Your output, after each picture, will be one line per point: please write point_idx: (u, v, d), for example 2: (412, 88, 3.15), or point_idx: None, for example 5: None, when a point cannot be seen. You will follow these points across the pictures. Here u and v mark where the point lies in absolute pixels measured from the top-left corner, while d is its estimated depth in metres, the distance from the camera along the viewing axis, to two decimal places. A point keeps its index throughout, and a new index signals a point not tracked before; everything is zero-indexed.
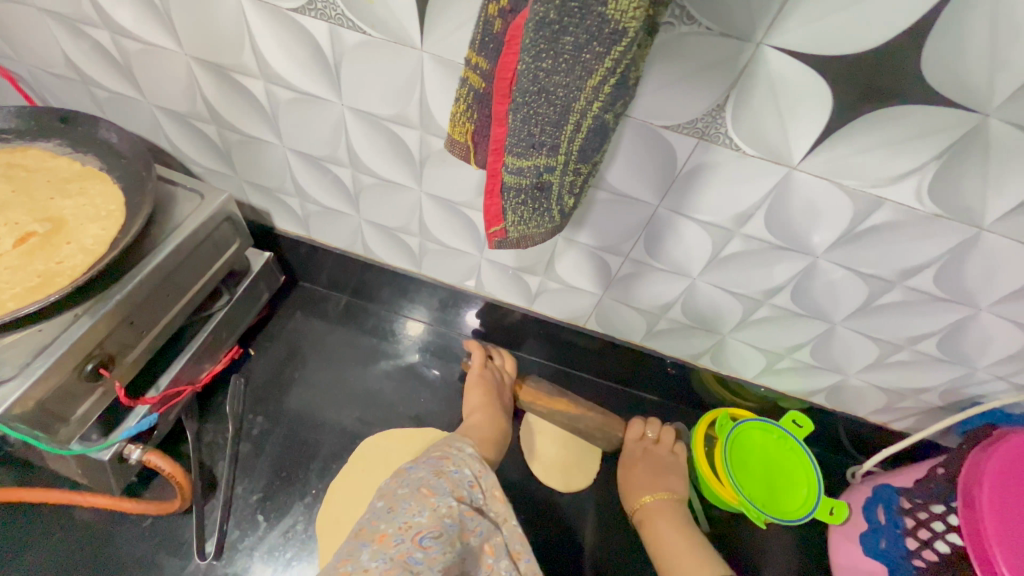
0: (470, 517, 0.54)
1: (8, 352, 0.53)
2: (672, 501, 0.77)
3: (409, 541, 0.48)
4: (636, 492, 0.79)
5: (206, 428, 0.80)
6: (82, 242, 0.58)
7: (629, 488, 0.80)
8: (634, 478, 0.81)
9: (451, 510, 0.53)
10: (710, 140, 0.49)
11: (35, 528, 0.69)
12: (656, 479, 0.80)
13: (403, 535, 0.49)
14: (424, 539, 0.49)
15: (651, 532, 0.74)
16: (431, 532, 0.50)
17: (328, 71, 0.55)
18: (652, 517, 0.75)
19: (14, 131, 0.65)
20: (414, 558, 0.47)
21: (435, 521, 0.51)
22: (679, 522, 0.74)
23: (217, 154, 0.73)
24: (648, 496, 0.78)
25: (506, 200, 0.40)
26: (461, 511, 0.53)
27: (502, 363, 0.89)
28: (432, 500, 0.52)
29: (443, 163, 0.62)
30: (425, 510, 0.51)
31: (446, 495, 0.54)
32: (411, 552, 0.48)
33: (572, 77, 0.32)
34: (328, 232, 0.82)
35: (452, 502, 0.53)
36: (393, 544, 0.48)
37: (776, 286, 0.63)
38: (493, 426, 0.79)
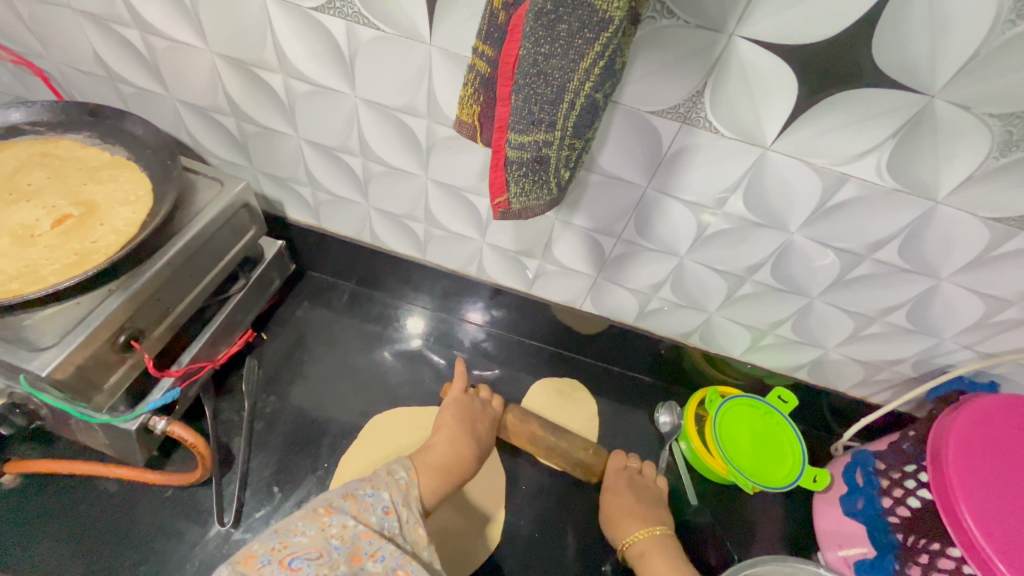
0: (366, 541, 0.54)
1: (48, 323, 0.57)
2: (660, 536, 0.76)
3: (277, 563, 0.49)
4: (625, 524, 0.78)
5: (222, 406, 0.84)
6: (114, 223, 0.62)
7: (616, 518, 0.79)
8: (620, 509, 0.80)
9: (343, 532, 0.54)
10: (692, 124, 0.54)
11: (62, 499, 0.73)
12: (640, 510, 0.79)
13: (273, 556, 0.50)
14: (295, 562, 0.50)
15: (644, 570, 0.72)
16: (306, 554, 0.51)
17: (342, 64, 0.60)
18: (642, 552, 0.74)
19: (46, 123, 0.70)
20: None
21: (317, 543, 0.52)
22: (672, 557, 0.73)
23: (234, 146, 0.78)
24: (638, 532, 0.76)
25: (509, 173, 0.45)
26: (355, 534, 0.54)
27: (490, 399, 0.87)
28: (323, 521, 0.55)
29: (447, 150, 0.67)
30: (313, 530, 0.54)
31: (343, 516, 0.57)
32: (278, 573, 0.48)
33: (567, 60, 0.37)
34: (338, 221, 0.87)
35: (348, 524, 0.55)
36: (256, 566, 0.49)
37: (757, 263, 0.68)
38: (458, 458, 0.77)
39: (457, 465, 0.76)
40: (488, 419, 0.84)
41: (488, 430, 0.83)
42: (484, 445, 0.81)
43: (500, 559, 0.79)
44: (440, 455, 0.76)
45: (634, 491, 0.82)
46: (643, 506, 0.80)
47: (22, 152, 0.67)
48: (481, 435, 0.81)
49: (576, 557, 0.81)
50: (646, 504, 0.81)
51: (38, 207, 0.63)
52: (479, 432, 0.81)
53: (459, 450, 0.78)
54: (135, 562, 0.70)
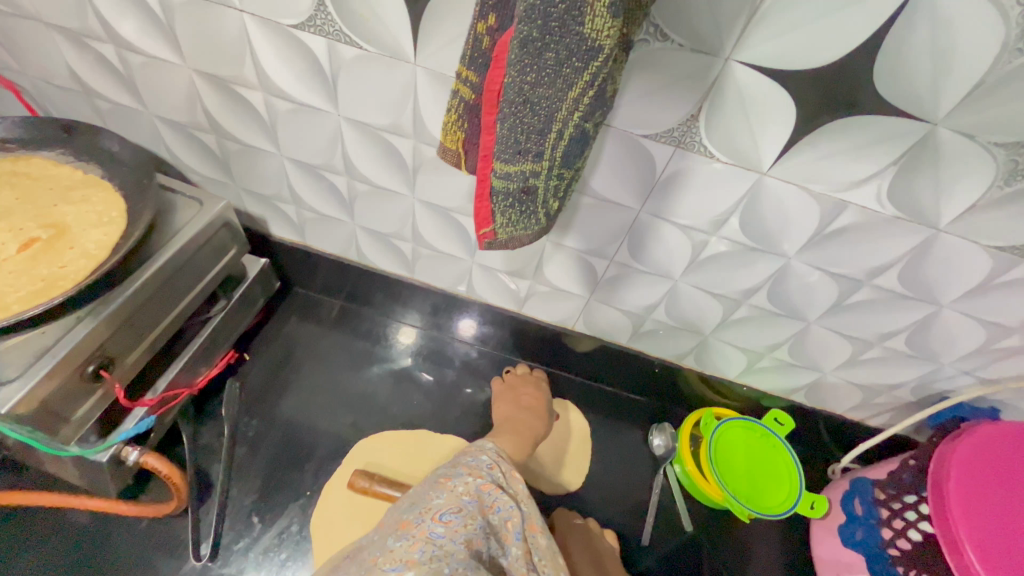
0: (487, 492, 0.54)
1: (12, 353, 0.54)
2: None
3: (430, 520, 0.50)
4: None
5: (202, 431, 0.81)
6: (85, 247, 0.59)
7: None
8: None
9: (467, 488, 0.54)
10: (686, 148, 0.53)
11: (30, 531, 0.70)
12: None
13: (423, 517, 0.50)
14: (444, 517, 0.50)
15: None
16: (450, 509, 0.51)
17: (325, 82, 0.58)
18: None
19: (16, 139, 0.67)
20: (435, 533, 0.48)
21: (453, 501, 0.52)
22: None
23: (215, 163, 0.75)
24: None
25: (495, 203, 0.43)
26: (478, 487, 0.54)
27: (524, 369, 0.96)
28: (449, 484, 0.54)
29: (435, 170, 0.64)
30: (444, 493, 0.53)
31: (462, 476, 0.56)
32: (432, 529, 0.49)
33: (554, 89, 0.35)
34: (324, 238, 0.84)
35: (468, 481, 0.55)
36: (414, 526, 0.50)
37: (753, 286, 0.66)
38: (532, 426, 0.83)
39: (530, 427, 0.83)
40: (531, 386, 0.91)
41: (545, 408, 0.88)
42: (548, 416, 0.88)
43: None
44: (514, 425, 0.83)
45: (581, 551, 0.74)
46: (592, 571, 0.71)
47: None
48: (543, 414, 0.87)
49: None
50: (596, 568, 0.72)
51: (5, 229, 0.60)
52: (532, 402, 0.88)
53: (530, 419, 0.85)
54: None
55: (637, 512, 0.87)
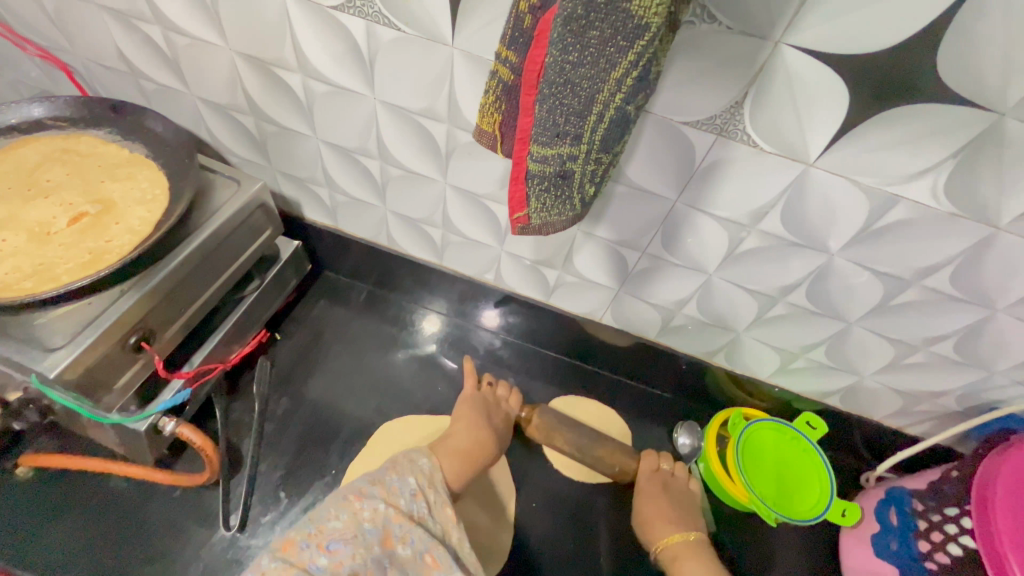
0: (399, 524, 0.52)
1: (60, 322, 0.57)
2: (697, 539, 0.75)
3: (316, 548, 0.48)
4: (660, 526, 0.76)
5: (234, 406, 0.83)
6: (130, 222, 0.62)
7: (649, 523, 0.77)
8: (652, 514, 0.78)
9: (374, 516, 0.52)
10: (728, 136, 0.51)
11: (74, 494, 0.73)
12: (671, 520, 0.77)
13: (311, 542, 0.49)
14: (332, 545, 0.48)
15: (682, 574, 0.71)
16: (341, 537, 0.49)
17: (361, 65, 0.58)
18: (678, 557, 0.73)
19: (68, 118, 0.69)
20: (314, 566, 0.47)
21: (351, 526, 0.51)
22: (702, 558, 0.73)
23: (253, 145, 0.77)
24: (676, 533, 0.75)
25: (530, 187, 0.42)
26: (386, 517, 0.52)
27: (507, 397, 0.88)
28: (355, 505, 0.53)
29: (467, 156, 0.64)
30: (345, 515, 0.52)
31: (374, 499, 0.54)
32: (314, 559, 0.47)
33: (596, 69, 0.34)
34: (355, 222, 0.85)
35: (379, 508, 0.53)
36: (296, 552, 0.48)
37: (791, 283, 0.64)
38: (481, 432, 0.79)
39: (478, 437, 0.78)
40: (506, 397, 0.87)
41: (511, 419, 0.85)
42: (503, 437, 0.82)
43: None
44: (456, 431, 0.79)
45: (666, 496, 0.80)
46: (675, 512, 0.78)
47: (44, 147, 0.67)
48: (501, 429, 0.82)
49: None
50: (681, 509, 0.79)
51: (56, 203, 0.62)
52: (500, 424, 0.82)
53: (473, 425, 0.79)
54: (141, 562, 0.70)
55: None
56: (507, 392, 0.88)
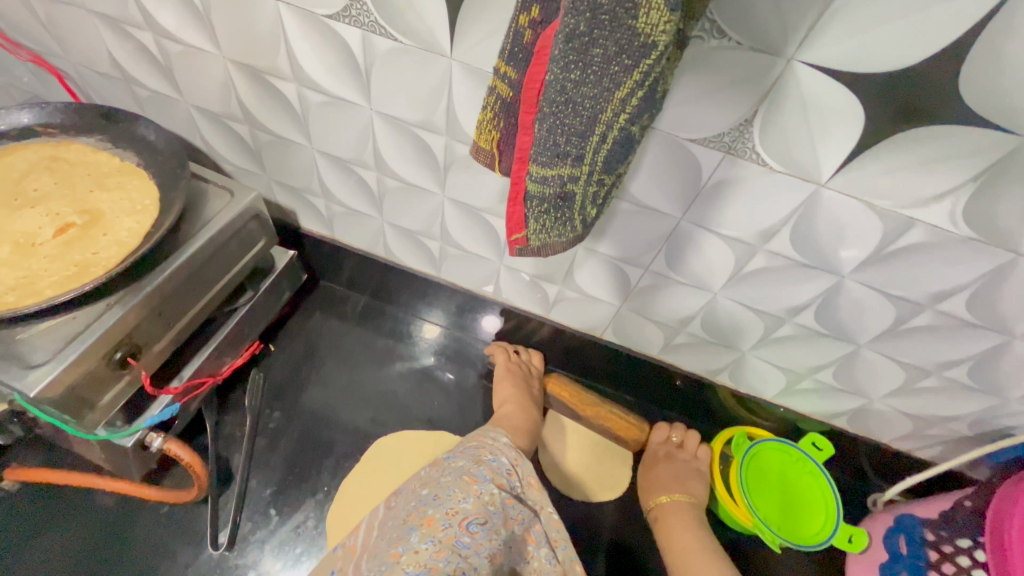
0: (511, 505, 0.57)
1: (42, 338, 0.55)
2: (687, 504, 0.78)
3: (457, 526, 0.52)
4: (654, 490, 0.80)
5: (224, 420, 0.81)
6: (118, 234, 0.60)
7: (648, 484, 0.82)
8: (653, 477, 0.82)
9: (493, 497, 0.56)
10: (736, 155, 0.49)
11: (59, 509, 0.72)
12: (671, 485, 0.80)
13: (450, 521, 0.52)
14: (472, 526, 0.52)
15: (665, 530, 0.75)
16: (477, 518, 0.53)
17: (358, 75, 0.56)
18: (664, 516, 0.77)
19: (57, 125, 0.68)
20: (461, 542, 0.51)
21: (480, 508, 0.54)
22: (691, 523, 0.75)
23: (248, 154, 0.75)
24: (664, 496, 0.78)
25: (529, 208, 0.40)
26: (502, 499, 0.56)
27: (530, 359, 0.92)
28: (474, 487, 0.56)
29: (466, 169, 0.62)
30: (470, 497, 0.55)
31: (487, 482, 0.57)
32: (459, 536, 0.51)
33: (599, 88, 0.32)
34: (352, 233, 0.83)
35: (494, 490, 0.57)
36: (440, 528, 0.51)
37: (800, 304, 0.62)
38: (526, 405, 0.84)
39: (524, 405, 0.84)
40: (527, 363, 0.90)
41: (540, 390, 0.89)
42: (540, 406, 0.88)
43: None
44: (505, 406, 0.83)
45: (672, 464, 0.83)
46: (677, 477, 0.81)
47: (32, 155, 0.65)
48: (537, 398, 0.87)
49: None
50: (682, 476, 0.82)
51: (43, 213, 0.61)
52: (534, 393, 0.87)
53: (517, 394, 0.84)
54: None
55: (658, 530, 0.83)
56: (530, 358, 0.91)
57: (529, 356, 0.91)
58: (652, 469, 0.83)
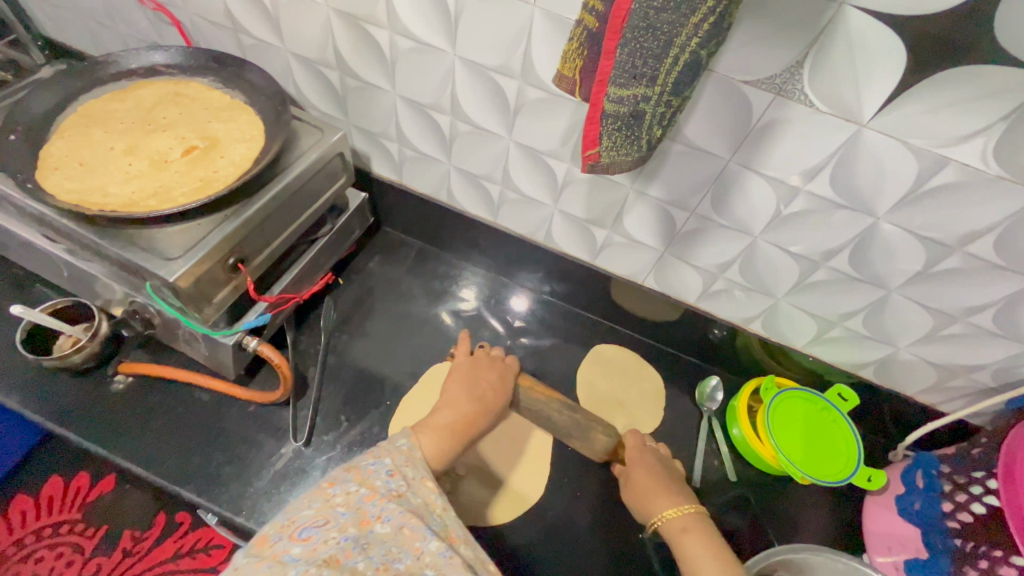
0: (373, 503, 0.51)
1: (173, 237, 0.64)
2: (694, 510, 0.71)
3: (287, 538, 0.48)
4: (655, 502, 0.74)
5: (301, 339, 0.92)
6: (233, 157, 0.70)
7: (643, 497, 0.75)
8: (645, 490, 0.76)
9: (348, 498, 0.52)
10: (787, 96, 0.55)
11: (163, 401, 0.83)
12: (661, 485, 0.76)
13: (282, 534, 0.49)
14: (304, 533, 0.48)
15: (679, 547, 0.67)
16: (314, 524, 0.49)
17: (447, 22, 0.64)
18: (676, 531, 0.69)
19: (178, 66, 0.78)
20: (289, 553, 0.46)
21: (323, 512, 0.50)
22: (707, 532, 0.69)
23: (334, 100, 0.84)
24: (669, 509, 0.71)
25: (604, 126, 0.47)
26: (360, 498, 0.51)
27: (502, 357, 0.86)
28: (326, 492, 0.52)
29: (534, 112, 0.69)
30: (318, 502, 0.51)
31: (347, 483, 0.53)
32: (287, 549, 0.47)
33: (678, 14, 0.39)
34: (419, 178, 0.92)
35: (353, 491, 0.52)
36: (269, 544, 0.48)
37: (835, 247, 0.67)
38: (468, 400, 0.75)
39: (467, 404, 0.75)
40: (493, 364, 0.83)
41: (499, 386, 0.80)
42: (490, 404, 0.77)
43: (544, 513, 0.82)
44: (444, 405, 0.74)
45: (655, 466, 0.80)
46: (665, 486, 0.75)
47: (159, 90, 0.75)
48: (490, 393, 0.78)
49: (613, 525, 0.83)
50: (670, 484, 0.76)
51: (171, 137, 0.71)
52: (488, 392, 0.79)
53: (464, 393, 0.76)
54: (220, 463, 0.79)
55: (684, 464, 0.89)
56: (500, 354, 0.86)
57: (497, 353, 0.86)
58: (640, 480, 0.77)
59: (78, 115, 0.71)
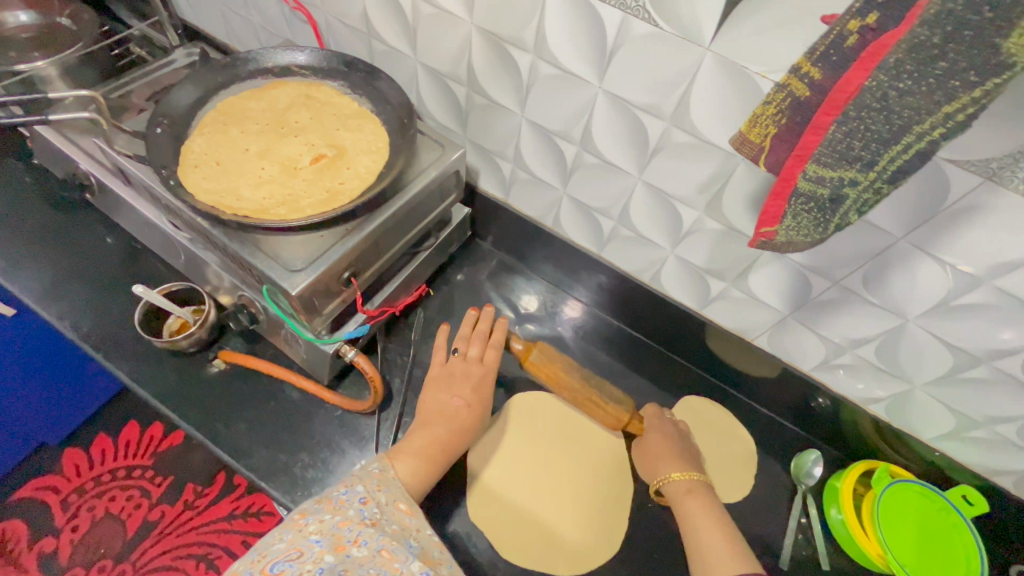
0: (349, 531, 0.53)
1: (296, 247, 0.64)
2: (699, 480, 0.76)
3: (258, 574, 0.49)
4: (662, 464, 0.79)
5: (389, 348, 0.91)
6: (358, 169, 0.69)
7: (654, 460, 0.80)
8: (656, 450, 0.82)
9: (320, 527, 0.53)
10: (998, 183, 0.48)
11: (256, 392, 0.85)
12: (673, 450, 0.80)
13: (253, 569, 0.50)
14: (276, 568, 0.49)
15: (681, 507, 0.73)
16: (286, 558, 0.50)
17: (599, 54, 0.60)
18: (681, 492, 0.75)
19: (311, 68, 0.78)
20: None
21: (295, 545, 0.52)
22: (707, 500, 0.74)
23: (455, 113, 0.82)
24: (676, 472, 0.77)
25: (792, 204, 0.42)
26: (334, 525, 0.53)
27: (479, 354, 0.82)
28: (300, 524, 0.54)
29: (675, 156, 0.64)
30: (290, 535, 0.53)
31: (319, 514, 0.55)
32: None
33: (928, 100, 0.34)
34: (527, 200, 0.88)
35: (325, 521, 0.54)
36: None
37: (1006, 348, 0.59)
38: (435, 427, 0.72)
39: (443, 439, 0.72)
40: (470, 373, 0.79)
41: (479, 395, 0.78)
42: (465, 417, 0.75)
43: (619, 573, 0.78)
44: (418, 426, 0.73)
45: (673, 433, 0.84)
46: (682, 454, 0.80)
47: (291, 91, 0.76)
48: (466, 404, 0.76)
49: None
50: (686, 452, 0.81)
51: (302, 142, 0.71)
52: (463, 408, 0.75)
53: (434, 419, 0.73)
54: (305, 465, 0.79)
55: (774, 541, 0.82)
56: (479, 352, 0.82)
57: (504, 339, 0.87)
58: (656, 442, 0.82)
59: (216, 111, 0.72)
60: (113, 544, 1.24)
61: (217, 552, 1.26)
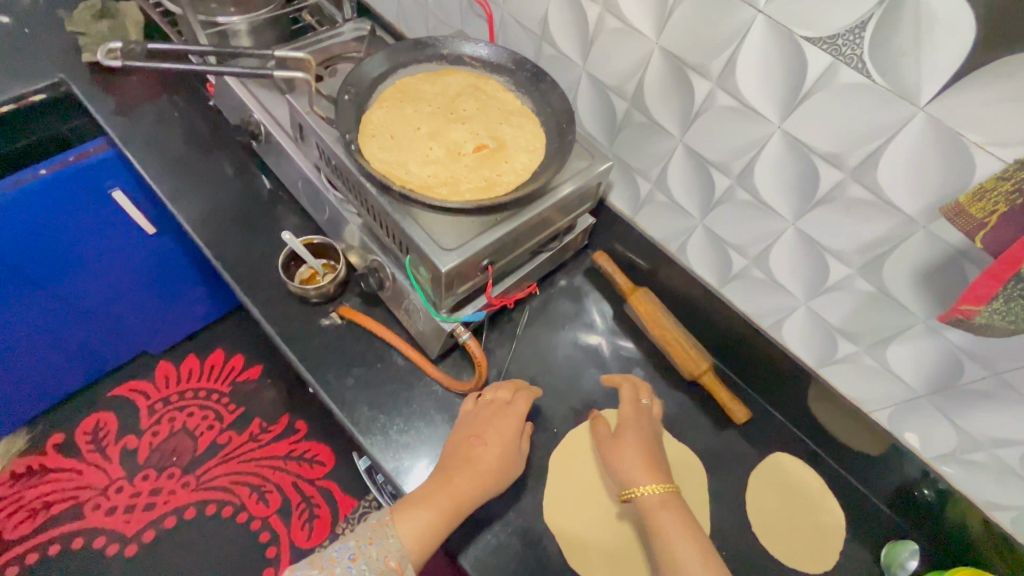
0: None
1: (448, 226, 0.68)
2: (674, 492, 0.71)
3: None
4: (638, 475, 0.72)
5: (491, 337, 0.94)
6: (515, 165, 0.72)
7: (628, 469, 0.74)
8: (626, 450, 0.76)
9: None
10: None
11: (365, 350, 0.90)
12: (647, 457, 0.75)
13: None
14: None
15: (660, 526, 0.68)
16: None
17: (791, 96, 0.59)
18: (655, 506, 0.69)
19: (482, 61, 0.81)
20: None
21: None
22: (688, 520, 0.68)
23: (608, 125, 0.83)
24: (651, 484, 0.71)
25: (1007, 286, 0.43)
26: None
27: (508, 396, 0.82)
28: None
29: (844, 209, 0.62)
30: None
31: (305, 569, 0.61)
32: None
33: None
34: (656, 221, 0.88)
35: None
36: None
37: None
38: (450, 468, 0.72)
39: (457, 478, 0.70)
40: (495, 414, 0.79)
41: (498, 434, 0.76)
42: (481, 459, 0.73)
43: None
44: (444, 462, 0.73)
45: (644, 432, 0.79)
46: (651, 460, 0.75)
47: (461, 80, 0.80)
48: (482, 436, 0.76)
49: None
50: (651, 455, 0.76)
51: (467, 130, 0.75)
52: (478, 446, 0.74)
53: (449, 458, 0.74)
54: (398, 429, 0.83)
55: None
56: (506, 394, 0.81)
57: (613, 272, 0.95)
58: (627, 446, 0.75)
59: (394, 88, 0.77)
60: (185, 455, 1.36)
61: (269, 487, 1.34)
